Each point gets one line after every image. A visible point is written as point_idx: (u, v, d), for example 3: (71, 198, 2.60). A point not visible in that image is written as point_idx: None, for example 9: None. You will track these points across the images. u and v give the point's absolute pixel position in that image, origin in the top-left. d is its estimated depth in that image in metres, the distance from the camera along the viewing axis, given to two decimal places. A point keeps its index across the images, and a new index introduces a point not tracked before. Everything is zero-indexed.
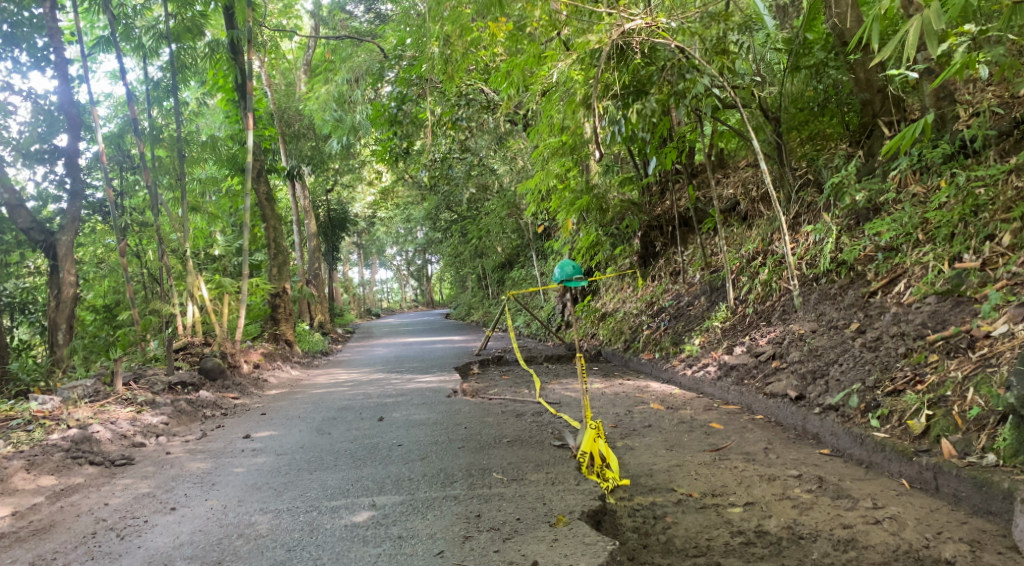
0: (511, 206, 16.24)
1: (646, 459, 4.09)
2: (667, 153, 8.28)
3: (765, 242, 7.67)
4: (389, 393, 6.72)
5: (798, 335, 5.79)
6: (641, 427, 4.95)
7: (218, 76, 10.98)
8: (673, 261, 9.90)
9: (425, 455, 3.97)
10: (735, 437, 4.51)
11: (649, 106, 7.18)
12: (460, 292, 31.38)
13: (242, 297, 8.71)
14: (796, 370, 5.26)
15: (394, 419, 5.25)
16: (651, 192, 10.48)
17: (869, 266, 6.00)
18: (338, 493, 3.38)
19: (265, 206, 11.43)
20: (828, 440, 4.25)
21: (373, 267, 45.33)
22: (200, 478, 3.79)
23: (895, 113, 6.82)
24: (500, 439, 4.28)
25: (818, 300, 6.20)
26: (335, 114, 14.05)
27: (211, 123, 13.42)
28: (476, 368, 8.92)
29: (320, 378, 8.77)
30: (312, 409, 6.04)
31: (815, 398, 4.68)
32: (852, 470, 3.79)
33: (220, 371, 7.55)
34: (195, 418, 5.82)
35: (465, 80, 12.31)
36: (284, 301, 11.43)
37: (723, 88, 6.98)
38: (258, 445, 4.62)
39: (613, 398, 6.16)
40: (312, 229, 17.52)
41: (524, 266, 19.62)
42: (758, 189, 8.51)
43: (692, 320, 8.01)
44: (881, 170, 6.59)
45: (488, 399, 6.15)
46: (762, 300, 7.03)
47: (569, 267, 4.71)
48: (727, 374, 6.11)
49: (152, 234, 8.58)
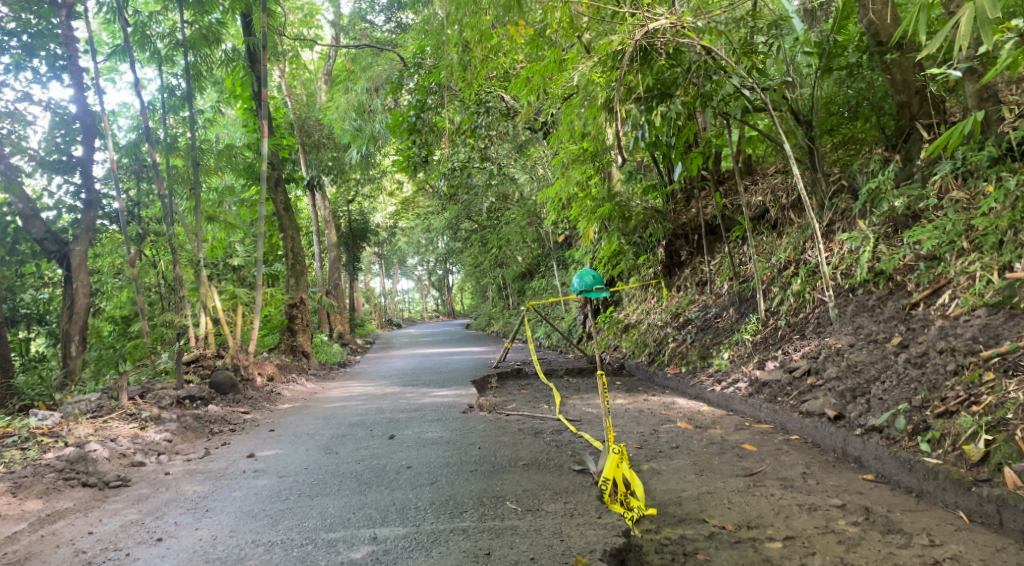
0: (531, 215, 15.99)
1: (673, 485, 3.78)
2: (693, 158, 7.96)
3: (798, 251, 7.32)
4: (403, 408, 6.48)
5: (835, 350, 5.43)
6: (667, 448, 4.64)
7: (235, 84, 10.93)
8: (699, 270, 9.56)
9: (435, 480, 3.71)
10: (770, 461, 4.19)
11: (675, 109, 6.89)
12: (481, 302, 31.07)
13: (256, 308, 8.56)
14: (834, 387, 4.91)
15: (405, 438, 5.00)
16: (675, 200, 10.16)
17: (910, 276, 5.63)
18: (338, 524, 3.13)
19: (283, 215, 11.20)
20: (872, 465, 3.91)
21: (394, 278, 45.29)
22: (195, 504, 3.57)
23: (935, 116, 6.47)
24: (515, 462, 4.00)
25: (855, 312, 5.85)
26: (354, 123, 14.38)
27: (230, 132, 13.35)
28: (494, 382, 8.65)
29: (335, 392, 8.58)
30: (322, 425, 5.82)
31: (856, 418, 4.34)
32: (902, 499, 3.45)
33: (231, 385, 7.40)
34: (200, 434, 5.64)
35: (484, 87, 12.16)
36: (301, 311, 11.24)
37: (753, 89, 6.67)
38: (260, 465, 4.39)
39: (637, 416, 5.85)
40: (331, 240, 17.42)
41: (545, 275, 19.32)
42: (789, 195, 8.17)
43: (721, 332, 7.67)
44: (920, 174, 6.21)
45: (505, 416, 5.88)
46: (794, 311, 6.68)
47: (588, 276, 4.42)
48: (759, 391, 5.77)
49: (165, 243, 8.51)
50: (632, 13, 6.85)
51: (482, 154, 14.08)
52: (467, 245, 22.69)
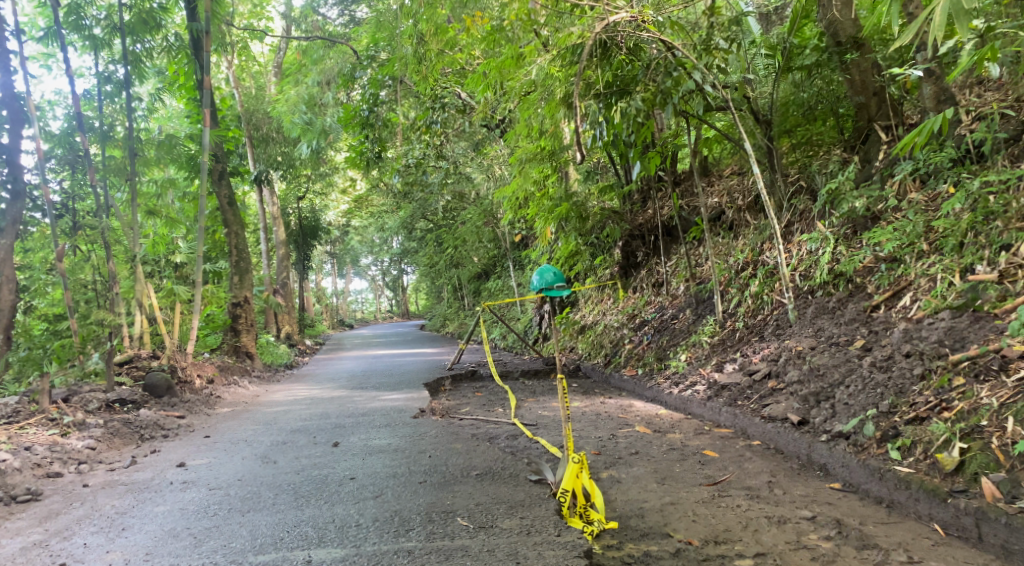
0: (488, 214, 15.70)
1: (636, 495, 3.58)
2: (652, 157, 7.82)
3: (755, 252, 7.25)
4: (350, 412, 6.13)
5: (795, 352, 5.35)
6: (627, 454, 4.44)
7: (179, 73, 10.39)
8: (656, 271, 9.45)
9: (380, 493, 3.40)
10: (734, 468, 4.02)
11: (634, 105, 6.70)
12: (435, 303, 30.60)
13: (195, 306, 8.06)
14: (796, 391, 4.81)
15: (350, 445, 4.66)
16: (632, 200, 10.07)
17: (870, 278, 5.61)
18: (269, 545, 2.80)
19: (227, 210, 10.63)
20: (838, 472, 3.79)
21: (346, 277, 44.22)
22: (112, 520, 3.15)
23: (892, 118, 6.56)
24: (468, 472, 3.73)
25: (815, 315, 5.79)
26: (304, 116, 13.64)
27: (169, 123, 12.61)
28: (447, 385, 8.35)
29: (279, 395, 8.12)
30: (262, 431, 5.42)
31: (820, 423, 4.23)
32: (873, 511, 3.32)
33: (167, 387, 6.89)
34: (129, 440, 5.15)
35: (440, 82, 11.81)
36: (246, 310, 10.70)
37: (715, 87, 6.53)
38: (189, 476, 3.98)
39: (595, 419, 5.65)
40: (279, 236, 16.73)
41: (500, 276, 19.10)
42: (745, 197, 8.14)
43: (677, 334, 7.55)
44: (879, 176, 6.25)
45: (458, 420, 5.61)
46: (753, 313, 6.60)
47: (550, 273, 4.18)
48: (718, 394, 5.63)
49: (95, 237, 7.93)
50: (593, 5, 6.71)
51: (437, 151, 13.72)
52: (422, 245, 22.25)
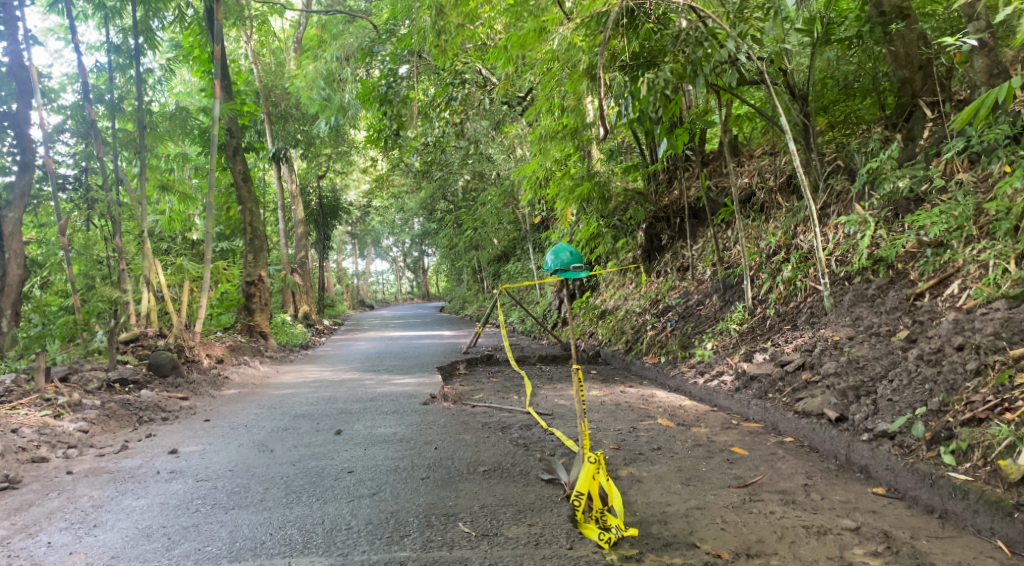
0: (508, 195, 15.30)
1: (656, 497, 3.27)
2: (680, 134, 7.37)
3: (788, 235, 6.82)
4: (358, 398, 5.88)
5: (832, 343, 4.98)
6: (648, 450, 4.12)
7: (193, 45, 10.14)
8: (681, 255, 9.05)
9: (377, 490, 3.12)
10: (764, 469, 3.69)
11: (662, 75, 6.28)
12: (455, 286, 30.28)
13: (204, 284, 7.94)
14: (833, 385, 4.44)
15: (353, 434, 4.40)
16: (657, 180, 9.68)
17: (914, 264, 5.20)
18: (247, 550, 2.55)
19: (242, 186, 10.36)
20: (882, 476, 3.44)
21: (368, 258, 44.06)
22: (84, 515, 2.93)
23: (940, 94, 6.10)
24: (475, 468, 3.43)
25: (853, 303, 5.38)
26: (322, 93, 13.34)
27: (184, 98, 12.37)
28: (462, 369, 8.07)
29: (289, 377, 7.92)
30: (264, 416, 5.19)
31: (860, 421, 3.86)
32: (924, 522, 2.98)
33: (172, 367, 6.72)
34: (126, 423, 4.95)
35: (460, 58, 11.44)
36: (260, 289, 10.49)
37: (750, 55, 6.07)
38: (179, 464, 3.75)
39: (614, 410, 5.33)
40: (297, 216, 16.50)
41: (521, 259, 18.75)
42: (777, 178, 7.73)
43: (703, 321, 7.18)
44: (924, 155, 5.82)
45: (470, 407, 5.33)
46: (784, 300, 6.20)
47: (565, 253, 3.72)
48: (746, 386, 5.28)
49: (102, 212, 7.76)
50: None
51: (457, 130, 13.33)
52: (442, 226, 21.94)
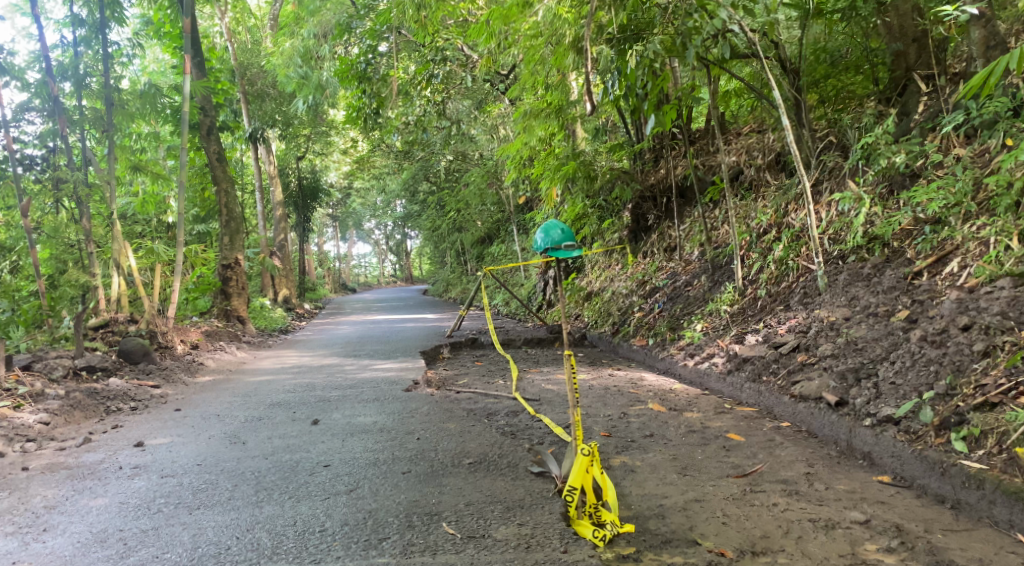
0: (491, 175, 14.97)
1: (654, 489, 3.11)
2: (668, 111, 7.12)
3: (779, 214, 6.63)
4: (337, 384, 5.65)
5: (828, 324, 4.83)
6: (641, 437, 3.95)
7: (163, 21, 9.67)
8: (667, 236, 8.87)
9: (355, 486, 2.91)
10: (763, 456, 3.54)
11: (652, 47, 5.99)
12: (438, 269, 29.89)
13: (176, 268, 7.63)
14: (830, 367, 4.29)
15: (331, 424, 4.17)
16: (643, 159, 9.47)
17: (911, 242, 5.06)
18: (210, 558, 2.33)
19: (216, 166, 9.96)
20: (887, 463, 3.31)
21: (349, 240, 43.44)
22: (35, 518, 2.68)
23: (935, 66, 5.87)
24: (460, 460, 3.23)
25: (847, 282, 5.21)
26: (299, 70, 12.90)
27: (157, 77, 11.82)
28: (446, 353, 7.85)
29: (267, 362, 7.66)
30: (238, 405, 4.94)
31: (862, 405, 3.72)
32: (936, 513, 2.87)
33: (143, 353, 6.42)
34: (91, 413, 4.68)
35: (441, 33, 11.07)
36: (237, 273, 10.15)
37: (744, 24, 5.68)
38: (143, 459, 3.50)
39: (602, 395, 5.16)
40: (275, 197, 16.05)
41: (504, 241, 18.47)
42: (767, 155, 7.57)
43: (692, 302, 7.01)
44: (918, 129, 5.65)
45: (454, 393, 5.12)
46: (776, 280, 6.02)
47: (556, 231, 3.50)
48: (739, 368, 5.12)
49: (68, 192, 7.32)
50: None
51: (438, 109, 12.97)
52: (425, 208, 21.54)
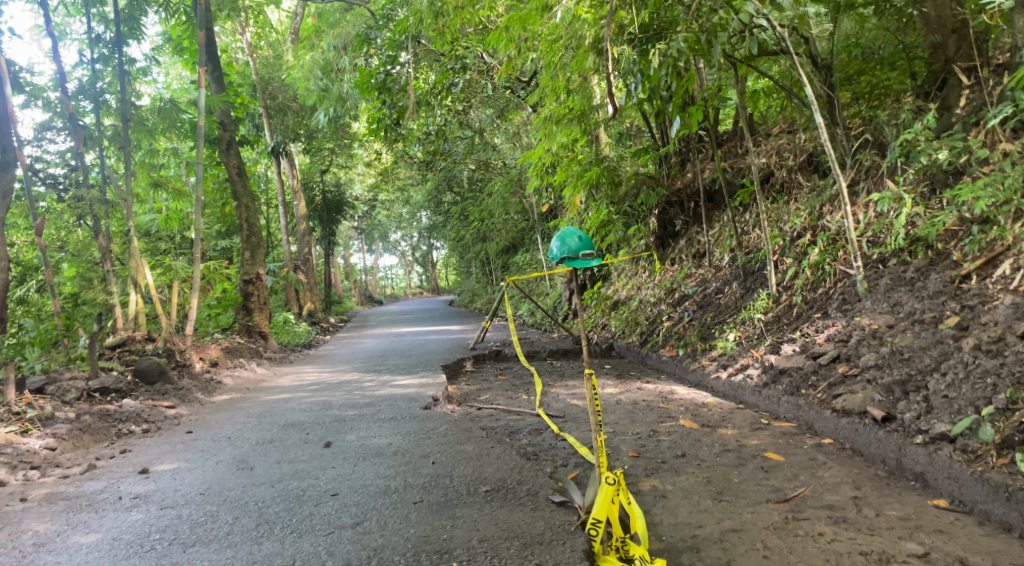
0: (514, 184, 14.77)
1: (687, 516, 2.88)
2: (693, 113, 6.85)
3: (813, 216, 6.32)
4: (355, 402, 5.49)
5: (870, 332, 4.52)
6: (671, 457, 3.70)
7: (182, 36, 9.69)
8: (696, 241, 8.60)
9: (362, 519, 2.79)
10: (805, 477, 3.27)
11: (674, 45, 5.73)
12: (464, 280, 29.72)
13: (194, 284, 7.59)
14: (874, 379, 3.98)
15: (344, 446, 4.00)
16: (669, 163, 9.19)
17: (957, 243, 4.73)
18: None
19: (237, 181, 9.91)
20: (943, 486, 3.02)
21: (376, 253, 43.62)
22: (20, 558, 2.64)
23: (976, 58, 5.51)
24: (475, 488, 3.04)
25: (889, 287, 4.90)
26: (320, 83, 12.86)
27: (181, 94, 11.86)
28: (469, 367, 7.65)
29: (287, 379, 7.54)
30: (251, 426, 4.81)
31: (912, 421, 3.42)
32: (1004, 544, 2.60)
33: (159, 373, 6.34)
34: (102, 437, 4.58)
35: (460, 42, 10.96)
36: (259, 288, 10.07)
37: (771, 17, 5.39)
38: (145, 488, 3.40)
39: (630, 410, 4.90)
40: (300, 212, 16.05)
41: (529, 250, 18.26)
42: (798, 156, 7.26)
43: (723, 310, 6.73)
44: (961, 124, 5.31)
45: (474, 411, 4.91)
46: (812, 286, 5.71)
47: (573, 238, 3.28)
48: (775, 381, 4.83)
49: (78, 207, 7.30)
50: None
51: (459, 119, 12.84)
52: (448, 218, 21.44)
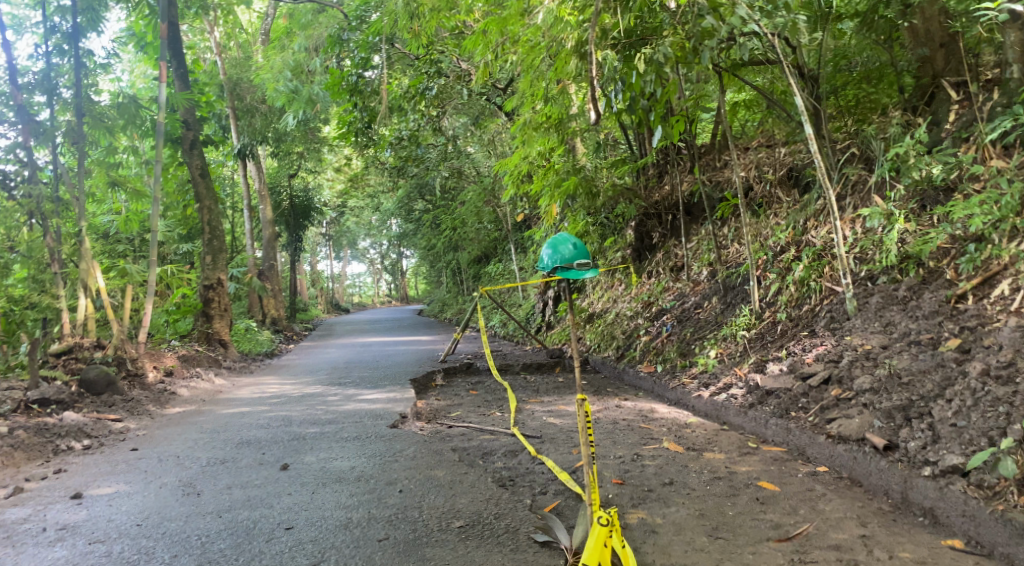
0: (488, 193, 14.48)
1: (685, 558, 2.62)
2: (676, 123, 6.64)
3: (797, 231, 6.15)
4: (317, 418, 5.12)
5: (863, 352, 4.33)
6: (660, 484, 3.44)
7: (145, 29, 9.18)
8: (673, 254, 8.41)
9: (319, 560, 2.48)
10: (806, 511, 3.04)
11: (662, 50, 5.48)
12: (434, 290, 29.28)
13: (149, 289, 7.18)
14: (871, 404, 3.77)
15: (302, 468, 3.65)
16: (646, 175, 8.99)
17: (950, 261, 4.57)
18: None
19: (198, 182, 9.42)
20: (957, 524, 2.84)
21: (345, 260, 42.90)
22: None
23: (965, 73, 5.41)
24: (449, 524, 2.74)
25: (880, 306, 4.72)
26: (289, 84, 12.03)
27: (143, 91, 11.31)
28: (439, 380, 7.31)
29: (245, 390, 7.10)
30: (203, 443, 4.41)
31: (917, 451, 3.23)
32: None
33: (107, 383, 5.87)
34: (36, 454, 4.15)
35: (436, 46, 10.65)
36: (219, 293, 9.52)
37: (762, 24, 5.19)
38: (75, 516, 3.00)
39: (611, 430, 4.63)
40: (266, 216, 15.53)
41: (501, 259, 17.96)
42: (778, 170, 7.11)
43: (703, 325, 6.52)
44: (951, 140, 5.18)
45: (444, 430, 4.58)
46: (796, 303, 5.54)
47: (567, 246, 2.99)
48: (762, 402, 4.60)
49: (25, 206, 6.77)
50: None
51: (433, 124, 12.53)
52: (419, 226, 21.05)
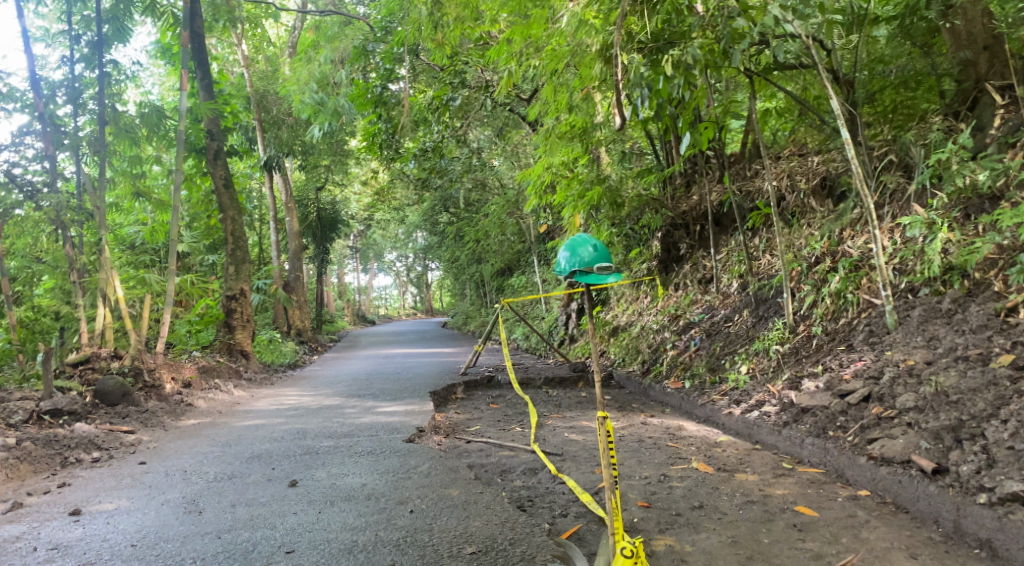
0: (511, 204, 14.32)
1: None
2: (704, 129, 6.41)
3: (833, 241, 5.86)
4: (332, 431, 4.98)
5: (906, 368, 4.06)
6: (688, 507, 3.23)
7: (172, 41, 9.21)
8: (701, 266, 8.15)
9: None
10: (847, 540, 2.81)
11: (690, 53, 5.27)
12: (459, 302, 29.13)
13: (168, 299, 7.13)
14: (917, 423, 3.51)
15: (311, 485, 3.50)
16: (673, 185, 8.73)
17: (999, 272, 4.30)
18: None
19: (222, 193, 9.42)
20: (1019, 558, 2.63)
21: (370, 273, 43.03)
22: None
23: (1011, 77, 5.13)
24: (460, 549, 2.57)
25: (923, 319, 4.45)
26: (315, 96, 12.21)
27: (171, 104, 11.42)
28: (460, 394, 7.13)
29: (262, 403, 7.00)
30: (214, 456, 4.30)
31: (969, 476, 2.99)
32: None
33: (122, 394, 5.81)
34: (44, 466, 4.08)
35: (460, 56, 10.57)
36: (241, 304, 9.50)
37: (795, 25, 4.96)
38: (71, 534, 2.89)
39: (637, 449, 4.41)
40: (291, 228, 15.56)
41: (525, 272, 17.76)
42: (812, 178, 6.82)
43: (734, 339, 6.26)
44: (997, 145, 4.91)
45: (462, 446, 4.40)
46: (833, 316, 5.27)
47: (586, 250, 2.82)
48: (797, 420, 4.34)
49: (48, 215, 6.65)
50: None
51: (457, 136, 12.43)
52: (444, 238, 20.96)
